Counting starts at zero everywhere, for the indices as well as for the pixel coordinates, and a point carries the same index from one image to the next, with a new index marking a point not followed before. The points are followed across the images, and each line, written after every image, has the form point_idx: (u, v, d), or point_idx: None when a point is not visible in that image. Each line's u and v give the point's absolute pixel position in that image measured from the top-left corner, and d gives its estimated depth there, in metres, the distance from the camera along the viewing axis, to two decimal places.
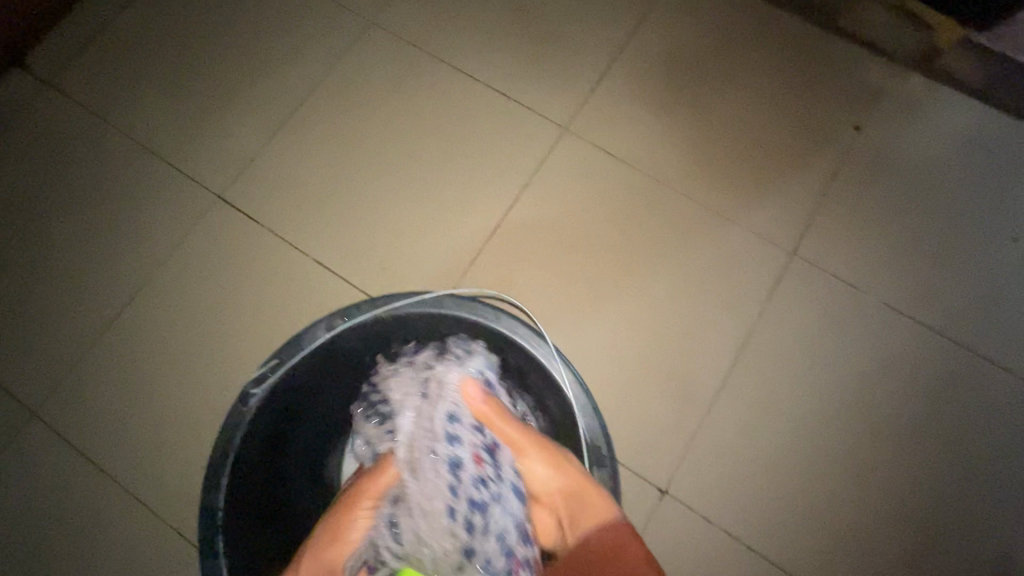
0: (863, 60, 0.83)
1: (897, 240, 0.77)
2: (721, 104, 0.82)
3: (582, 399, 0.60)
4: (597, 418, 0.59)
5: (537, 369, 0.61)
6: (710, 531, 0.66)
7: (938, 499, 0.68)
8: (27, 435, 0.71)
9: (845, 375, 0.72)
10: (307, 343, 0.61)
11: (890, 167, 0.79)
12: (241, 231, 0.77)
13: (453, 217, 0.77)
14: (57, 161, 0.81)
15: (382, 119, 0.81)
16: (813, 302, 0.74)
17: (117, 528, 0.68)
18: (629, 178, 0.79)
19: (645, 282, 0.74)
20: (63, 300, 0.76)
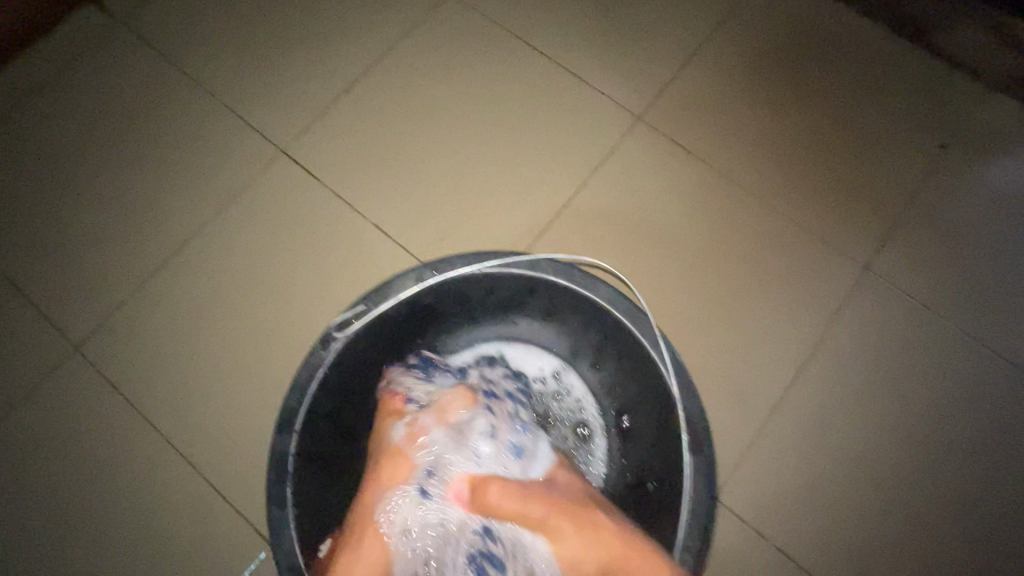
0: (952, 78, 0.80)
1: (979, 261, 0.73)
2: (803, 109, 0.79)
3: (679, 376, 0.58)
4: (692, 398, 0.57)
5: (634, 347, 0.60)
6: (763, 542, 0.64)
7: (1006, 531, 0.65)
8: (72, 372, 0.69)
9: (912, 399, 0.69)
10: (396, 290, 0.61)
11: (973, 185, 0.76)
12: (304, 189, 0.76)
13: (515, 196, 0.75)
14: (119, 107, 0.80)
15: (455, 91, 0.80)
16: (884, 320, 0.71)
17: (155, 475, 0.66)
18: (704, 175, 0.76)
19: (710, 282, 0.72)
20: (121, 241, 0.75)
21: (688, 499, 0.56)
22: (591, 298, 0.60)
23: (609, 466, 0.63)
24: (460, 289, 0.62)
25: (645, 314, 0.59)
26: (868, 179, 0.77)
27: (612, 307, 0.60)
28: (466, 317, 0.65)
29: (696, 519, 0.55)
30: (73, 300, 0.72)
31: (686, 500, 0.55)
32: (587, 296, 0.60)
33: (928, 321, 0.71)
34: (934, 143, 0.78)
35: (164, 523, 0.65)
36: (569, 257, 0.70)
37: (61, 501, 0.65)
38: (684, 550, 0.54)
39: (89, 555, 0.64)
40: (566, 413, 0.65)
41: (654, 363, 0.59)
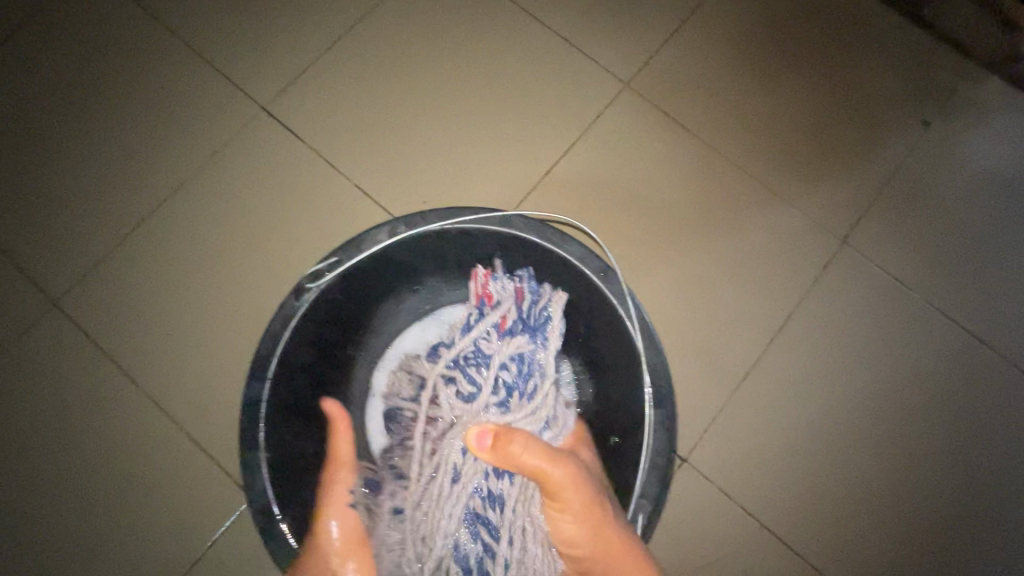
0: (941, 56, 0.80)
1: (951, 238, 0.75)
2: (790, 83, 0.79)
3: (646, 332, 0.58)
4: (655, 353, 0.58)
5: (604, 305, 0.59)
6: (725, 500, 0.66)
7: (955, 495, 0.68)
8: (49, 326, 0.69)
9: (876, 369, 0.71)
10: (370, 243, 0.59)
11: (952, 161, 0.77)
12: (285, 149, 0.75)
13: (498, 160, 0.75)
14: (95, 58, 0.78)
15: (442, 52, 0.78)
16: (855, 292, 0.73)
17: (136, 430, 0.67)
18: (689, 146, 0.76)
19: (688, 250, 0.73)
20: (100, 198, 0.74)
21: (647, 451, 0.57)
22: (563, 255, 0.59)
23: None
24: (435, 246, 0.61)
25: (615, 272, 0.59)
26: (850, 153, 0.77)
27: (583, 265, 0.59)
28: (449, 277, 0.65)
29: (654, 469, 0.56)
30: (51, 256, 0.72)
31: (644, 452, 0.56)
32: (559, 254, 0.60)
33: (900, 296, 0.73)
34: (918, 119, 0.78)
35: (145, 479, 0.66)
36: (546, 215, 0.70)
37: (42, 454, 0.66)
38: (642, 497, 0.56)
39: (70, 506, 0.65)
40: None
41: (623, 325, 0.58)
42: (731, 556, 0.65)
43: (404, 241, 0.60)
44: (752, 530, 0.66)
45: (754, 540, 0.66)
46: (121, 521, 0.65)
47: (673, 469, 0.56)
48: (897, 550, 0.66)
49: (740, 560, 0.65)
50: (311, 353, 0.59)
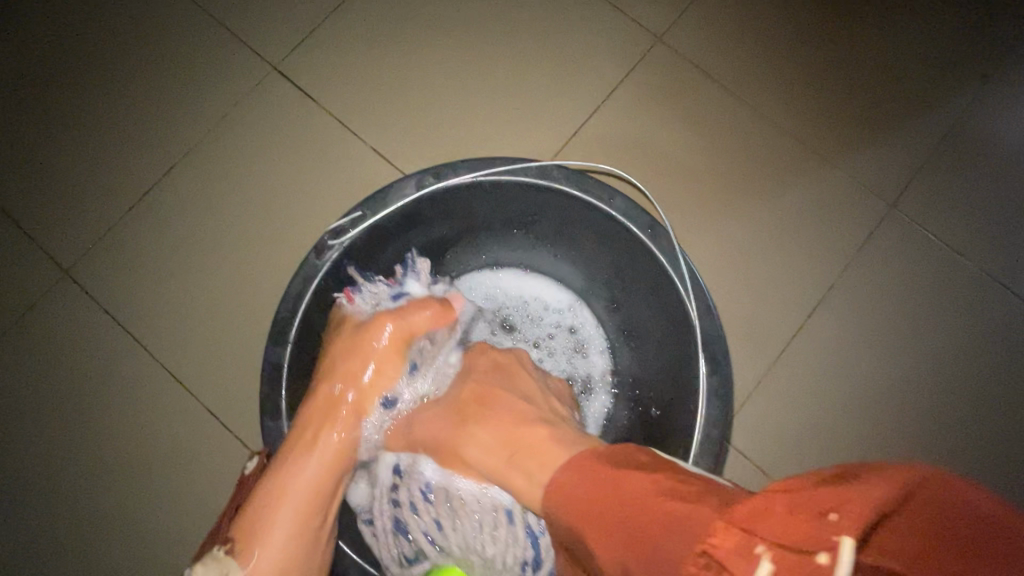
0: (1002, 3, 0.73)
1: (1007, 202, 0.70)
2: (836, 36, 0.73)
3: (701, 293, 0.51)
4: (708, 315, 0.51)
5: (651, 266, 0.53)
6: (761, 477, 0.63)
7: (1010, 474, 0.64)
8: (62, 296, 0.67)
9: (924, 341, 0.67)
10: (393, 199, 0.53)
11: (1013, 118, 0.71)
12: (298, 111, 0.71)
13: (523, 121, 0.71)
14: (100, 17, 0.74)
15: (460, 5, 0.73)
16: (903, 260, 0.69)
17: (151, 402, 0.65)
18: (725, 106, 0.71)
19: (724, 215, 0.68)
20: (108, 165, 0.71)
21: (703, 422, 0.49)
22: (606, 209, 0.52)
23: (611, 398, 0.63)
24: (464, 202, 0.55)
25: (666, 228, 0.52)
26: (901, 111, 0.72)
27: (629, 220, 0.52)
28: (483, 242, 0.63)
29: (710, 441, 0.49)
30: (60, 225, 0.69)
31: (701, 424, 0.49)
32: (601, 209, 0.53)
33: (951, 264, 0.69)
34: (976, 73, 0.72)
35: (164, 451, 0.64)
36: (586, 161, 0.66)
37: (58, 426, 0.65)
38: (697, 472, 0.49)
39: (90, 478, 0.64)
40: (572, 345, 0.64)
41: (673, 286, 0.52)
42: None
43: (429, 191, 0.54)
44: None
45: None
46: (141, 494, 0.63)
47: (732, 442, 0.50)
48: None
49: None
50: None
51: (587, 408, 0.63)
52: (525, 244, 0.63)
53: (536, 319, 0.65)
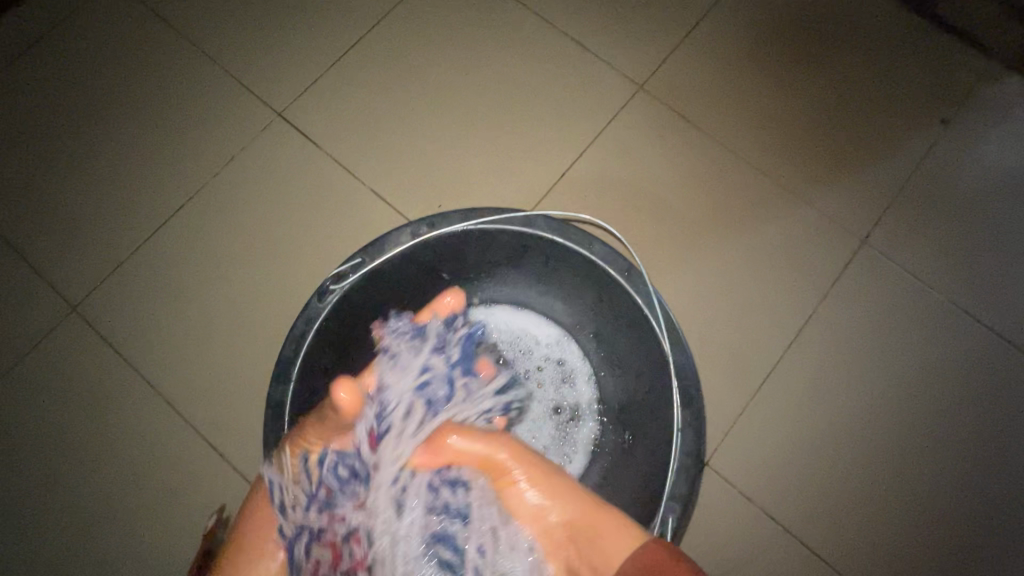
0: (958, 53, 0.79)
1: (970, 235, 0.74)
2: (803, 83, 0.78)
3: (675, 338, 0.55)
4: (682, 355, 0.55)
5: (631, 312, 0.57)
6: (747, 504, 0.65)
7: (983, 495, 0.66)
8: (67, 333, 0.70)
9: (898, 369, 0.70)
10: (389, 246, 0.58)
11: (970, 157, 0.76)
12: (300, 153, 0.75)
13: (512, 163, 0.75)
14: (112, 69, 0.79)
15: (454, 55, 0.79)
16: (875, 291, 0.72)
17: (152, 434, 0.67)
18: (704, 147, 0.76)
19: (703, 250, 0.72)
20: (117, 202, 0.75)
21: (677, 451, 0.53)
22: (585, 255, 0.57)
23: (598, 424, 0.63)
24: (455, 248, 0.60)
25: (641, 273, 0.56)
26: (867, 152, 0.76)
27: (606, 265, 0.57)
28: (475, 275, 0.65)
29: (684, 469, 0.52)
30: (69, 261, 0.72)
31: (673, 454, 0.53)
32: (581, 255, 0.58)
33: (919, 294, 0.72)
34: (934, 116, 0.77)
35: (163, 483, 0.66)
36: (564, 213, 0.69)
37: (60, 455, 0.66)
38: (672, 498, 0.52)
39: (88, 512, 0.65)
40: (557, 377, 0.65)
41: (650, 328, 0.56)
42: (754, 560, 0.64)
43: (426, 241, 0.59)
44: (775, 535, 0.65)
45: (777, 544, 0.64)
46: (139, 527, 0.65)
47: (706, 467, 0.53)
48: (925, 552, 0.65)
49: (763, 565, 0.64)
50: (344, 355, 0.60)
51: (575, 435, 0.63)
52: (515, 282, 0.65)
53: (526, 350, 0.66)
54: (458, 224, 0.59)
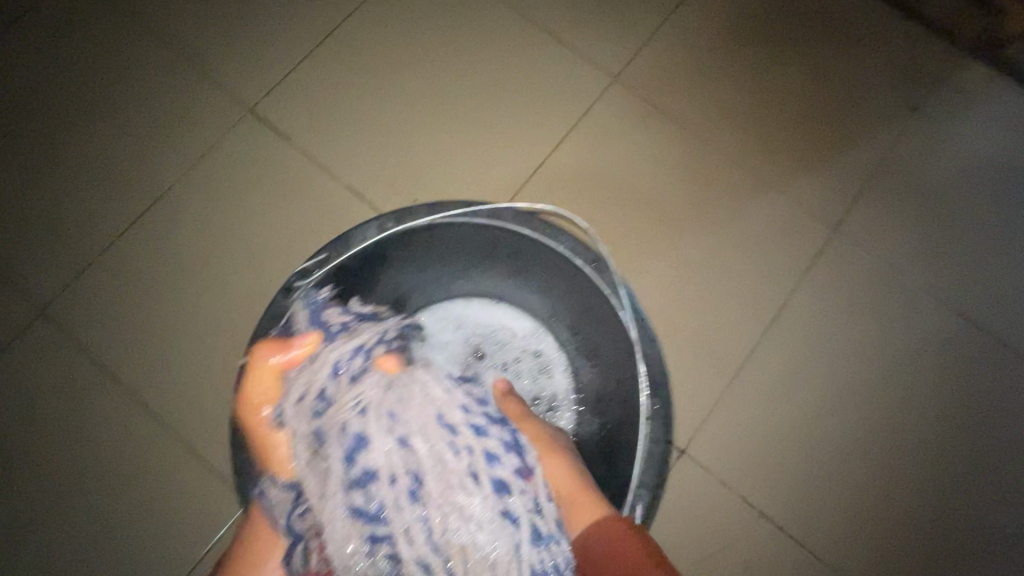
0: (925, 42, 0.80)
1: (940, 222, 0.75)
2: (777, 73, 0.79)
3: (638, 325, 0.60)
4: (646, 344, 0.60)
5: (596, 300, 0.61)
6: (724, 491, 0.66)
7: (952, 475, 0.68)
8: (36, 338, 0.68)
9: (871, 354, 0.71)
10: (359, 241, 0.61)
11: (939, 145, 0.77)
12: (274, 150, 0.74)
13: (489, 157, 0.74)
14: (77, 66, 0.77)
15: (427, 50, 0.78)
16: (848, 278, 0.73)
17: (127, 438, 0.66)
18: (679, 138, 0.76)
19: (680, 241, 0.73)
20: (86, 204, 0.73)
21: (644, 442, 0.58)
22: (552, 246, 0.62)
23: (576, 415, 0.61)
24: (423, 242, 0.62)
25: (605, 261, 0.61)
26: (840, 141, 0.77)
27: (573, 256, 0.61)
28: (452, 270, 0.64)
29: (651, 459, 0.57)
30: (36, 263, 0.71)
31: (640, 444, 0.58)
32: (547, 245, 0.62)
33: (893, 282, 0.73)
34: (904, 105, 0.78)
35: (139, 488, 0.65)
36: (534, 210, 0.70)
37: (34, 465, 0.65)
38: (640, 486, 0.57)
39: (63, 518, 0.64)
40: (532, 368, 0.63)
41: (614, 313, 0.61)
42: (732, 545, 0.65)
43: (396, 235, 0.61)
44: (753, 520, 0.66)
45: (754, 530, 0.65)
46: (116, 532, 0.64)
47: (668, 453, 0.58)
48: (897, 533, 0.66)
49: (742, 549, 0.65)
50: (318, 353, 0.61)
51: None
52: (486, 272, 0.64)
53: (501, 343, 0.64)
54: (427, 219, 0.61)
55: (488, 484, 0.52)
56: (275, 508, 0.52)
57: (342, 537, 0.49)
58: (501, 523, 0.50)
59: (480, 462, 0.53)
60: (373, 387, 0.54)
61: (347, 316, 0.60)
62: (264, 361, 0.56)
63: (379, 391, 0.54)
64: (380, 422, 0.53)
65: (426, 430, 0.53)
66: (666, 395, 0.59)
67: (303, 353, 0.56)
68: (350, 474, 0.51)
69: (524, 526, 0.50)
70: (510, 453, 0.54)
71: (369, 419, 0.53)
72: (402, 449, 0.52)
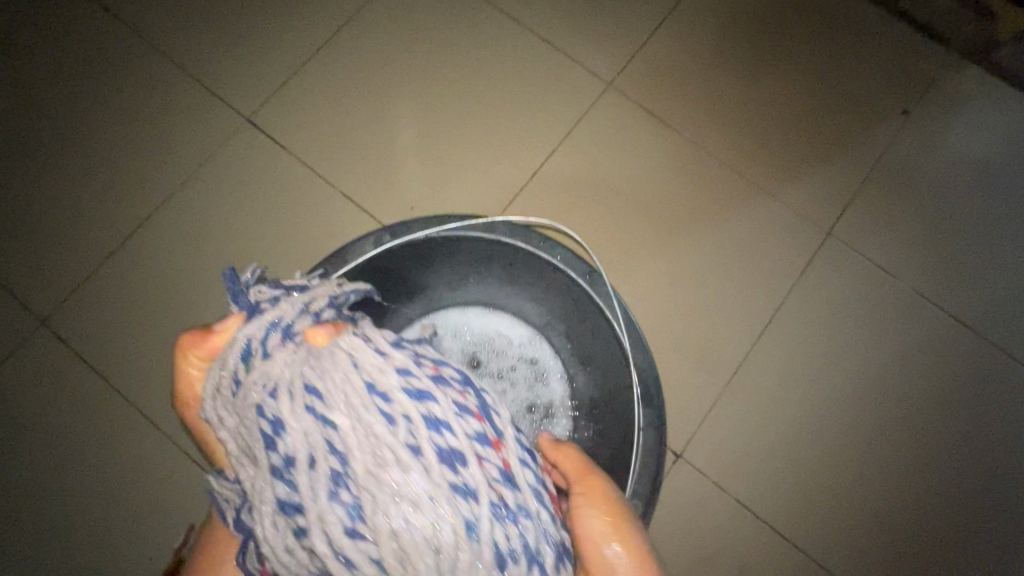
0: (917, 45, 0.80)
1: (932, 224, 0.76)
2: (770, 78, 0.79)
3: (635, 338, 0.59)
4: (642, 356, 0.58)
5: (592, 313, 0.60)
6: (720, 493, 0.67)
7: (945, 475, 0.69)
8: (38, 347, 0.69)
9: (864, 356, 0.72)
10: (357, 257, 0.58)
11: (931, 148, 0.78)
12: (270, 159, 0.75)
13: (485, 164, 0.75)
14: (75, 76, 0.77)
15: (423, 58, 0.78)
16: (841, 281, 0.74)
17: (128, 446, 0.66)
18: (673, 143, 0.77)
19: (675, 245, 0.73)
20: (85, 213, 0.73)
21: (637, 450, 0.56)
22: (547, 258, 0.60)
23: (571, 422, 0.63)
24: (419, 254, 0.61)
25: (599, 274, 0.59)
26: (833, 144, 0.78)
27: (568, 267, 0.60)
28: (448, 279, 0.64)
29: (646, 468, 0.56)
30: (36, 273, 0.71)
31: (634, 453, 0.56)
32: (542, 258, 0.60)
33: (886, 285, 0.74)
34: (897, 108, 0.79)
35: (141, 495, 0.65)
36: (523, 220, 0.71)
37: (37, 474, 0.66)
38: (635, 496, 0.56)
39: (68, 525, 0.65)
40: (528, 376, 0.65)
41: (609, 326, 0.59)
42: (727, 547, 0.66)
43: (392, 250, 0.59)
44: (748, 522, 0.66)
45: (749, 532, 0.66)
46: (119, 539, 0.64)
47: (664, 461, 0.56)
48: (891, 533, 0.67)
49: (738, 550, 0.66)
50: None
51: None
52: (481, 284, 0.65)
53: (498, 351, 0.65)
54: (423, 232, 0.60)
55: (433, 459, 0.37)
56: (222, 501, 0.42)
57: (268, 531, 0.36)
58: (451, 500, 0.37)
59: (420, 429, 0.38)
60: (288, 360, 0.39)
61: (272, 290, 0.44)
62: (189, 356, 0.43)
63: (295, 363, 0.39)
64: (293, 401, 0.37)
65: (365, 404, 0.38)
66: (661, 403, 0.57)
67: (224, 338, 0.43)
68: (271, 452, 0.37)
69: (485, 502, 0.37)
70: (469, 415, 0.40)
71: (287, 399, 0.38)
72: (324, 429, 0.37)
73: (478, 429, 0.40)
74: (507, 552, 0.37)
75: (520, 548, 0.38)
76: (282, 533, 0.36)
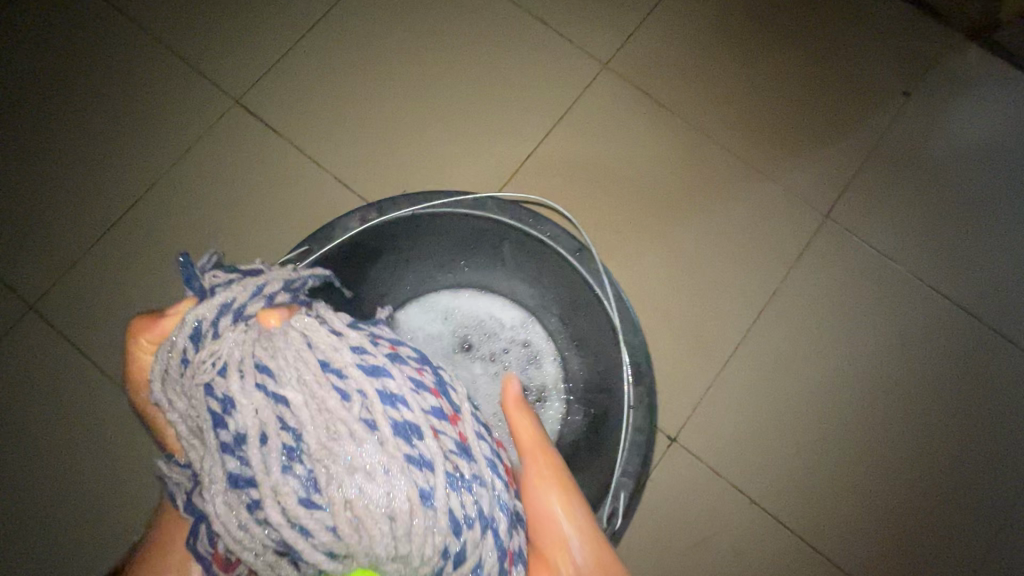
0: (919, 26, 0.79)
1: (932, 208, 0.75)
2: (770, 59, 0.78)
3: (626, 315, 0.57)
4: (633, 332, 0.56)
5: (583, 291, 0.59)
6: (715, 477, 0.67)
7: (941, 459, 0.69)
8: (27, 332, 0.68)
9: (862, 340, 0.71)
10: (342, 233, 0.56)
11: (931, 130, 0.76)
12: (261, 141, 0.74)
13: (479, 146, 0.74)
14: (63, 58, 0.76)
15: (415, 38, 0.77)
16: (840, 264, 0.73)
17: (119, 431, 0.66)
18: (671, 125, 0.75)
19: (672, 229, 0.72)
20: (74, 197, 0.72)
21: (626, 429, 0.55)
22: (535, 234, 0.58)
23: (564, 404, 0.64)
24: (405, 231, 0.60)
25: (589, 250, 0.57)
26: (832, 125, 0.76)
27: (556, 243, 0.58)
28: (443, 262, 0.64)
29: (633, 448, 0.54)
30: (26, 258, 0.70)
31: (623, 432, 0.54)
32: (530, 234, 0.58)
33: (883, 270, 0.73)
34: (898, 90, 0.77)
35: (132, 480, 0.65)
36: (515, 195, 0.69)
37: (27, 458, 0.65)
38: (623, 476, 0.54)
39: (59, 510, 0.64)
40: (521, 359, 0.65)
41: (600, 305, 0.57)
42: (723, 531, 0.65)
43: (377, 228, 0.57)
44: (743, 505, 0.66)
45: (744, 516, 0.66)
46: (111, 524, 0.64)
47: (655, 441, 0.54)
48: (887, 518, 0.67)
49: (732, 534, 0.66)
50: None
51: (541, 418, 0.63)
52: (473, 268, 0.65)
53: (492, 334, 0.66)
54: (407, 208, 0.58)
55: (388, 432, 0.36)
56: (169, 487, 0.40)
57: (220, 509, 0.35)
58: (405, 471, 0.36)
59: (375, 404, 0.37)
60: (238, 339, 0.38)
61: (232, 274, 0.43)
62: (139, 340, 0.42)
63: (243, 342, 0.38)
64: (244, 378, 0.37)
65: (317, 379, 0.37)
66: (653, 383, 0.56)
67: (176, 321, 0.42)
68: (221, 429, 0.36)
69: (440, 473, 0.37)
70: (424, 390, 0.40)
71: (238, 376, 0.37)
72: (275, 404, 0.36)
73: (435, 404, 0.39)
74: (462, 519, 0.37)
75: (474, 514, 0.37)
76: (238, 510, 0.35)
